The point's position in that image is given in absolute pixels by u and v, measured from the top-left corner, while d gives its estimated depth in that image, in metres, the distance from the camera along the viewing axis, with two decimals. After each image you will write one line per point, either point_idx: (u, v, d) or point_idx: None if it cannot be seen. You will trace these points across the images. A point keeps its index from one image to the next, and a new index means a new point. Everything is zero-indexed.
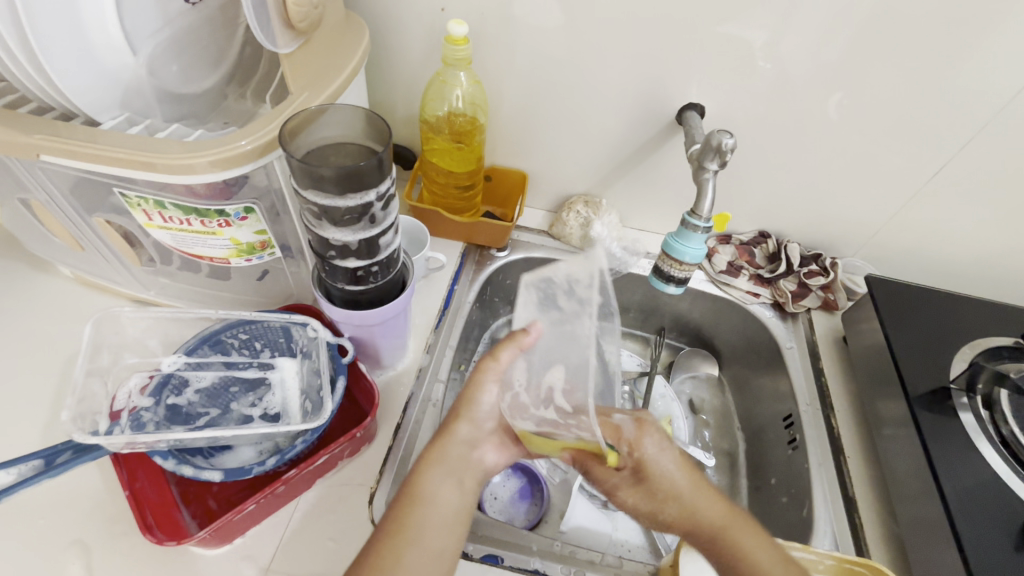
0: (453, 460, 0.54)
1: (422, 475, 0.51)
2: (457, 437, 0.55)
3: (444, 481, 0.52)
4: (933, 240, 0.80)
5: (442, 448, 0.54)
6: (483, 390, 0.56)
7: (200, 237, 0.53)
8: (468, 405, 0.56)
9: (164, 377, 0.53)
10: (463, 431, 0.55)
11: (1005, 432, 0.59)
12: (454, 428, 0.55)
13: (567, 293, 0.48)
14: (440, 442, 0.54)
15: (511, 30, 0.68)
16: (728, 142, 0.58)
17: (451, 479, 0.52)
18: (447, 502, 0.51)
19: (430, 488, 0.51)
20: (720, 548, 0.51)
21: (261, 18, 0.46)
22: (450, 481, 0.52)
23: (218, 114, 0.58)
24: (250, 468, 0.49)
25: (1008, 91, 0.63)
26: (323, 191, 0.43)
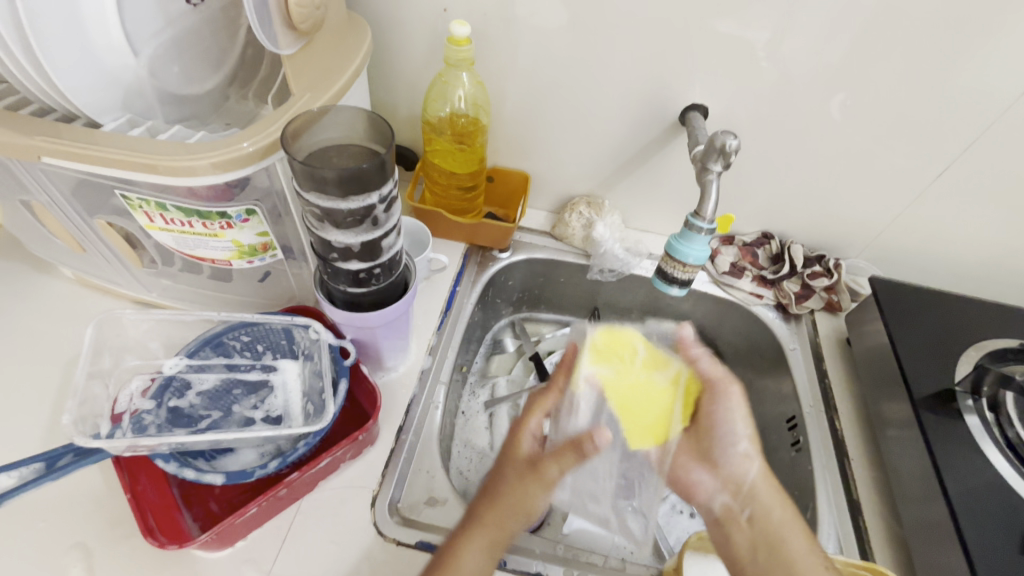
0: (501, 541, 0.51)
1: (460, 546, 0.50)
2: (508, 526, 0.51)
3: (478, 561, 0.49)
4: (937, 241, 0.79)
5: (495, 528, 0.51)
6: (539, 502, 0.52)
7: (202, 239, 0.53)
8: (524, 500, 0.51)
9: (165, 380, 0.53)
10: (513, 525, 0.51)
11: (1011, 435, 0.59)
12: (508, 520, 0.51)
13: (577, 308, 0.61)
14: (488, 517, 0.51)
15: (513, 31, 0.68)
16: (732, 144, 0.57)
17: (490, 553, 0.50)
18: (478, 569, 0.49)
19: (467, 556, 0.49)
20: (759, 516, 0.53)
21: (267, 27, 0.46)
22: (486, 559, 0.50)
23: (219, 115, 0.58)
24: (251, 471, 0.49)
25: (1014, 92, 0.63)
26: (324, 193, 0.42)
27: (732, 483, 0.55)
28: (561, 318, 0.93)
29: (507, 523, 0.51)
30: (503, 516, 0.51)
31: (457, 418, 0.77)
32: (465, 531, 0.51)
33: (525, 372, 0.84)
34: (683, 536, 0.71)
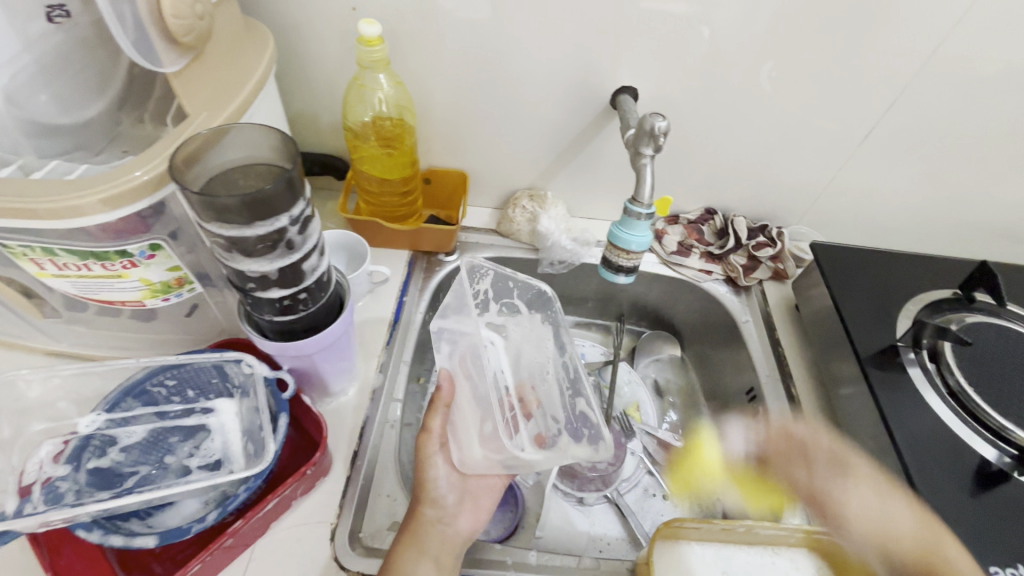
0: (430, 545, 0.51)
1: (400, 558, 0.50)
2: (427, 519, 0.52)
3: (421, 565, 0.49)
4: (871, 200, 0.81)
5: (415, 535, 0.51)
6: (435, 465, 0.56)
7: (106, 282, 0.48)
8: (425, 487, 0.54)
9: (83, 439, 0.48)
10: (431, 513, 0.53)
11: (952, 382, 0.60)
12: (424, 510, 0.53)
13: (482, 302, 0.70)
14: (413, 520, 0.52)
15: (431, 27, 0.65)
16: (660, 125, 0.56)
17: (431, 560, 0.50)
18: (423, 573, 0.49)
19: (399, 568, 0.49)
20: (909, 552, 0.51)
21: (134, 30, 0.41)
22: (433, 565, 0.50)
23: (112, 141, 0.53)
24: (188, 528, 0.44)
25: (926, 48, 0.64)
26: (227, 222, 0.39)
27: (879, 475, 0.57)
28: None
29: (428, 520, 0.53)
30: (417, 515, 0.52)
31: None
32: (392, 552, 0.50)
33: None
34: (658, 520, 0.71)
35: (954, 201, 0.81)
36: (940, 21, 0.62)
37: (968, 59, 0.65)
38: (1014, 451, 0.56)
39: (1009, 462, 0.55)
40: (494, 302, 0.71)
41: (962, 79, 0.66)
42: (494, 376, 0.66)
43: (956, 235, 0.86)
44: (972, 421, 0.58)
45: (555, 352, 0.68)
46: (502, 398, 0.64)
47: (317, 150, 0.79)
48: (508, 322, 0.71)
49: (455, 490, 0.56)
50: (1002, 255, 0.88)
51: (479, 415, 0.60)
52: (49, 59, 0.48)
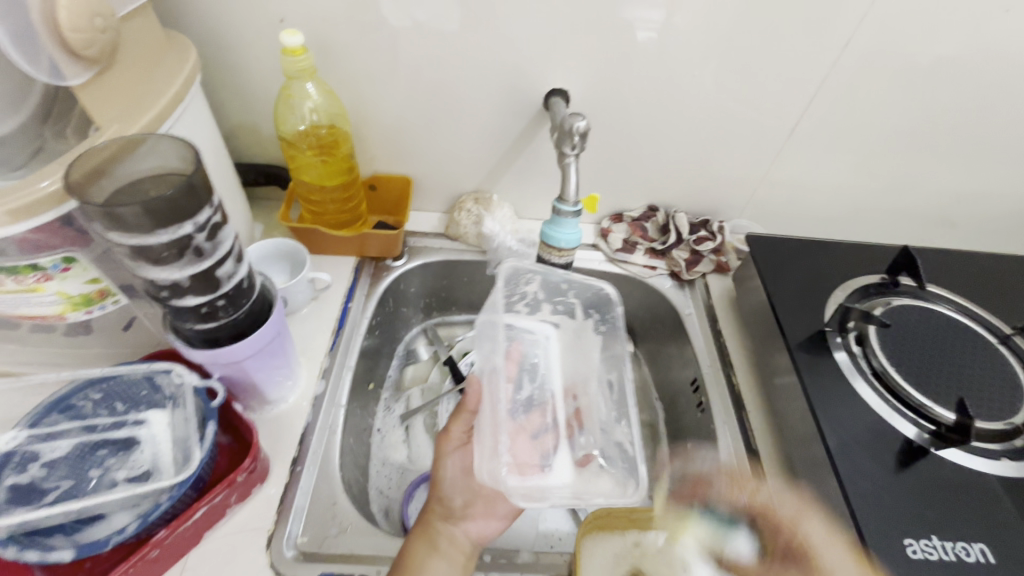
0: (441, 538, 0.53)
1: (414, 553, 0.52)
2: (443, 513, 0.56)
3: (432, 562, 0.51)
4: (806, 191, 0.84)
5: (427, 531, 0.54)
6: (449, 466, 0.59)
7: (20, 297, 0.48)
8: (438, 483, 0.58)
9: (2, 456, 0.48)
10: (440, 512, 0.56)
11: (876, 364, 0.62)
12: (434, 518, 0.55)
13: (522, 300, 0.69)
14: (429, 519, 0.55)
15: (359, 36, 0.66)
16: (579, 125, 0.58)
17: (446, 560, 0.52)
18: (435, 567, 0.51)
19: (411, 553, 0.52)
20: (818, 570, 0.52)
21: (25, 48, 0.41)
22: (447, 564, 0.51)
23: (31, 157, 0.53)
24: (106, 539, 0.44)
25: (838, 44, 0.67)
26: (128, 231, 0.39)
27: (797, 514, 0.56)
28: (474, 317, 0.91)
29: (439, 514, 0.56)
30: (431, 512, 0.56)
31: (372, 437, 0.74)
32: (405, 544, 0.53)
33: (441, 377, 0.82)
34: None
35: (885, 189, 0.84)
36: (848, 18, 0.64)
37: (878, 52, 0.67)
38: (932, 426, 0.58)
39: (928, 438, 0.57)
40: (547, 302, 0.70)
41: (874, 72, 0.69)
42: (537, 381, 0.69)
43: (890, 222, 0.88)
44: (893, 400, 0.60)
45: (601, 365, 0.67)
46: (546, 406, 0.67)
47: (259, 161, 0.79)
48: (564, 321, 0.71)
49: (466, 491, 0.58)
50: (938, 240, 0.91)
51: (516, 430, 0.63)
52: None
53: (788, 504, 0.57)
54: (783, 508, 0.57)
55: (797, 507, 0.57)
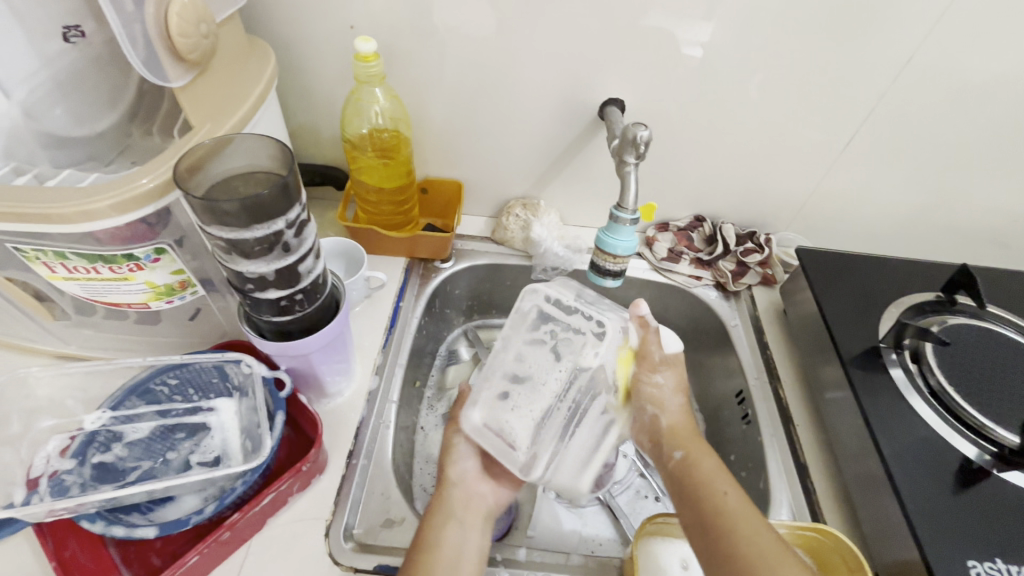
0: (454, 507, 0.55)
1: (429, 533, 0.52)
2: (463, 498, 0.56)
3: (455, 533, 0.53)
4: (856, 205, 0.83)
5: (443, 508, 0.54)
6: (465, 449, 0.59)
7: (112, 284, 0.50)
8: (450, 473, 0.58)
9: (88, 436, 0.51)
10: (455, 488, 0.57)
11: (933, 382, 0.62)
12: (453, 492, 0.56)
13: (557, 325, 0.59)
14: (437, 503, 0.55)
15: (426, 43, 0.68)
16: (643, 134, 0.59)
17: (457, 529, 0.53)
18: (465, 545, 0.52)
19: (438, 535, 0.52)
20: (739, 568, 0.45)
21: (131, 40, 0.44)
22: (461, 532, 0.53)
23: (122, 153, 0.56)
24: (187, 518, 0.47)
25: (901, 59, 0.67)
26: (227, 225, 0.41)
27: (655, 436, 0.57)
28: None
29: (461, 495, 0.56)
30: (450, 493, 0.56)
31: (416, 435, 0.75)
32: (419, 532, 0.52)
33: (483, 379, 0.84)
34: None
35: (938, 207, 0.83)
36: (912, 34, 0.64)
37: (943, 69, 0.67)
38: (994, 448, 0.57)
39: (990, 459, 0.57)
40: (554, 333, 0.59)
41: (937, 88, 0.69)
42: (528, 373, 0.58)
43: (941, 239, 0.87)
44: (953, 420, 0.59)
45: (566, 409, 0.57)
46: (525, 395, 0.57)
47: (317, 162, 0.82)
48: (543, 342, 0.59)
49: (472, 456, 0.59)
50: (989, 260, 0.90)
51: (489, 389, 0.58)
52: (64, 76, 0.50)
53: (676, 379, 0.60)
54: (670, 400, 0.59)
55: (679, 394, 0.60)
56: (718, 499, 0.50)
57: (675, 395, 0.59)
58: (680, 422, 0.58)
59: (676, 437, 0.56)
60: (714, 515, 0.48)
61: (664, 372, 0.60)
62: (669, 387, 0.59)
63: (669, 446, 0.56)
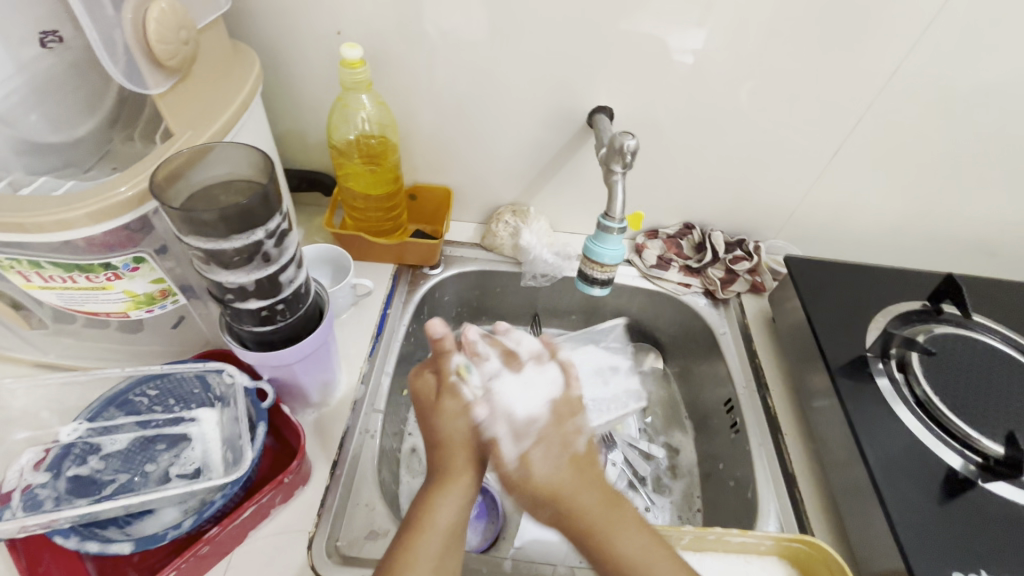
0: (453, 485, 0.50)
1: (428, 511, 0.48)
2: (473, 464, 0.52)
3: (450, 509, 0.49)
4: (844, 213, 0.84)
5: (450, 479, 0.50)
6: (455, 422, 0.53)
7: (90, 294, 0.50)
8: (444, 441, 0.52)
9: (63, 448, 0.50)
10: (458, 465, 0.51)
11: (919, 392, 0.62)
12: (469, 457, 0.52)
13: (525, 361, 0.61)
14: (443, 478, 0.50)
15: (414, 49, 0.67)
16: (630, 143, 0.60)
17: (461, 511, 0.49)
18: (456, 519, 0.49)
19: (432, 511, 0.48)
20: None
21: (108, 46, 0.43)
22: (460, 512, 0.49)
23: (102, 159, 0.55)
24: (164, 534, 0.45)
25: (888, 68, 0.67)
26: (205, 235, 0.41)
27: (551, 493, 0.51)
28: (505, 327, 0.92)
29: (472, 462, 0.52)
30: (466, 457, 0.52)
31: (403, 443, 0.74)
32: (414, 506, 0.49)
33: None
34: None
35: (925, 215, 0.83)
36: (896, 45, 0.65)
37: (929, 79, 0.67)
38: (979, 458, 0.57)
39: (975, 470, 0.57)
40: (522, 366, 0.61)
41: (923, 97, 0.69)
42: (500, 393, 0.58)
43: (929, 247, 0.88)
44: (939, 430, 0.59)
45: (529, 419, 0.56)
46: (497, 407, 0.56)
47: (305, 168, 0.81)
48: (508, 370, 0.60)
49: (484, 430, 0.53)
50: (976, 267, 0.90)
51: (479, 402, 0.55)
52: (41, 81, 0.49)
53: (550, 447, 0.53)
54: (542, 466, 0.52)
55: (563, 450, 0.53)
56: None
57: (561, 456, 0.52)
58: (571, 474, 0.52)
59: (575, 509, 0.50)
60: None
61: (535, 441, 0.53)
62: (558, 435, 0.54)
63: (590, 541, 0.49)
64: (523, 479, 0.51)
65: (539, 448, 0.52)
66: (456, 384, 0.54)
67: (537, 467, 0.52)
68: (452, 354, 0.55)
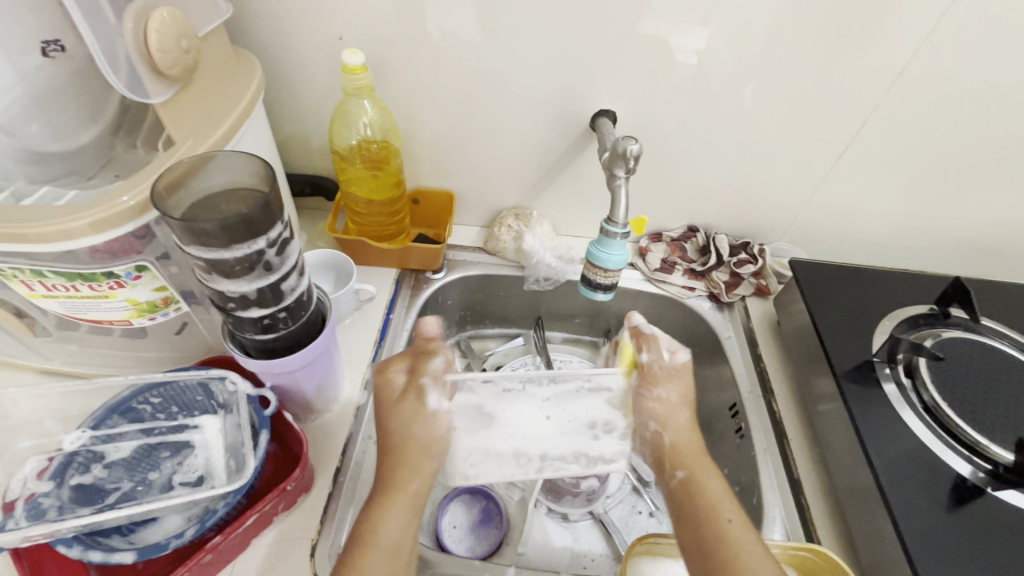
0: (406, 494, 0.50)
1: (371, 523, 0.48)
2: (421, 475, 0.51)
3: (396, 523, 0.48)
4: (850, 215, 0.83)
5: (398, 488, 0.50)
6: (420, 420, 0.51)
7: (93, 302, 0.50)
8: (399, 442, 0.51)
9: (66, 457, 0.50)
10: (404, 473, 0.50)
11: (927, 398, 0.61)
12: (422, 463, 0.50)
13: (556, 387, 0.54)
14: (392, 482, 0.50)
15: (415, 54, 0.67)
16: (633, 148, 0.59)
17: (408, 521, 0.49)
18: (401, 538, 0.48)
19: (376, 527, 0.48)
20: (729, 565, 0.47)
21: (109, 56, 0.43)
22: (407, 523, 0.49)
23: (105, 167, 0.55)
24: (166, 543, 0.45)
25: (894, 69, 0.66)
26: (206, 245, 0.41)
27: (654, 421, 0.55)
28: (508, 331, 0.91)
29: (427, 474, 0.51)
30: (413, 466, 0.50)
31: None
32: (361, 516, 0.49)
33: None
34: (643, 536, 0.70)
35: (932, 217, 0.82)
36: (902, 46, 0.64)
37: (936, 80, 0.67)
38: (988, 465, 0.56)
39: (984, 477, 0.56)
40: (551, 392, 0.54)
41: (930, 98, 0.68)
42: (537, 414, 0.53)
43: (935, 249, 0.87)
44: (947, 436, 0.59)
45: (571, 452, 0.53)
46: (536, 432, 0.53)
47: (307, 172, 0.81)
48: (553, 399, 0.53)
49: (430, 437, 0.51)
50: (982, 269, 0.89)
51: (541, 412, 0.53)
52: (43, 91, 0.49)
53: (681, 392, 0.56)
54: (669, 400, 0.56)
55: (684, 396, 0.56)
56: (728, 523, 0.49)
57: (683, 394, 0.56)
58: (682, 407, 0.56)
59: (676, 450, 0.54)
60: (721, 535, 0.49)
61: (670, 375, 0.56)
62: (681, 385, 0.56)
63: (670, 465, 0.54)
64: (639, 396, 0.55)
65: (668, 388, 0.55)
66: (425, 388, 0.52)
67: (662, 401, 0.55)
68: (434, 356, 0.54)
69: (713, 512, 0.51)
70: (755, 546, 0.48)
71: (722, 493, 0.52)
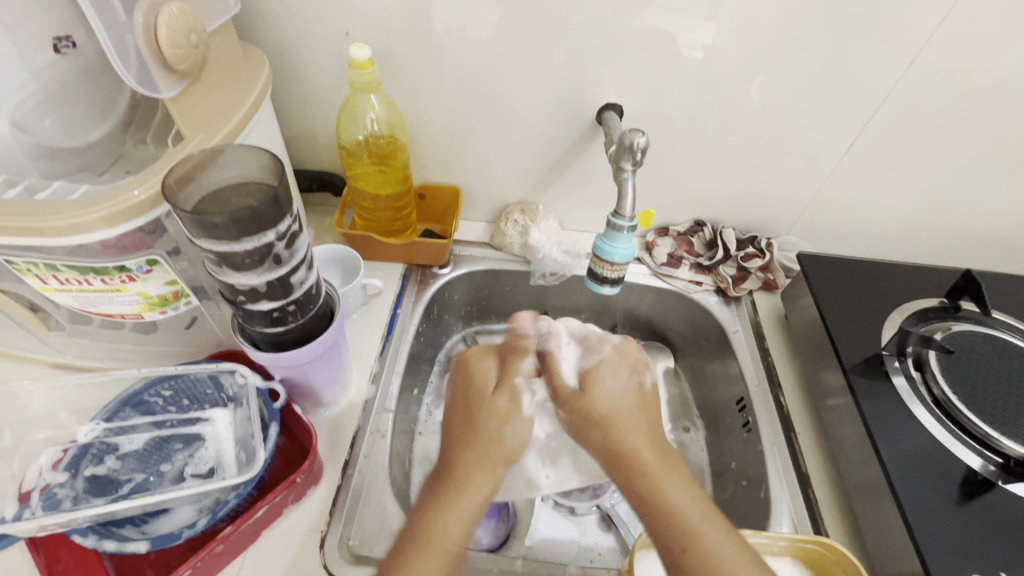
0: (466, 494, 0.48)
1: (427, 523, 0.47)
2: (491, 477, 0.50)
3: (456, 523, 0.47)
4: (858, 208, 0.82)
5: (462, 483, 0.49)
6: (517, 418, 0.54)
7: (105, 296, 0.50)
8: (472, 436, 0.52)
9: (80, 449, 0.50)
10: (474, 469, 0.50)
11: (936, 392, 0.61)
12: (499, 468, 0.51)
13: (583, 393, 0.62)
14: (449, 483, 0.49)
15: (421, 49, 0.67)
16: (640, 141, 0.59)
17: (469, 523, 0.48)
18: (458, 537, 0.47)
19: (439, 527, 0.47)
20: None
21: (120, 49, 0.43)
22: (468, 524, 0.48)
23: (115, 162, 0.56)
24: (178, 533, 0.46)
25: (905, 60, 0.66)
26: (217, 238, 0.41)
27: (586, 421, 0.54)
28: None
29: (487, 468, 0.50)
30: (485, 467, 0.50)
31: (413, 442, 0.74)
32: (418, 515, 0.48)
33: None
34: None
35: (942, 209, 0.81)
36: (913, 37, 0.64)
37: (947, 70, 0.66)
38: (998, 459, 0.56)
39: (994, 470, 0.56)
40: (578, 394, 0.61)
41: (941, 90, 0.68)
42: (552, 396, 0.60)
43: (945, 243, 0.86)
44: (957, 430, 0.58)
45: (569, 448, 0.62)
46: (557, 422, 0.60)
47: (314, 168, 0.81)
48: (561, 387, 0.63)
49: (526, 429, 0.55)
50: (992, 263, 0.88)
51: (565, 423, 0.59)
52: None
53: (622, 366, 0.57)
54: (610, 391, 0.55)
55: (632, 377, 0.56)
56: (696, 532, 0.45)
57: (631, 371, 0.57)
58: (628, 405, 0.53)
59: (626, 449, 0.50)
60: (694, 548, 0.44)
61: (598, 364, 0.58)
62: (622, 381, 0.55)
63: (623, 467, 0.50)
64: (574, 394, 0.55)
65: (612, 376, 0.56)
66: (519, 386, 0.56)
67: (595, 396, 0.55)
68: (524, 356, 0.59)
69: (680, 522, 0.46)
70: (730, 548, 0.45)
71: (684, 498, 0.47)
